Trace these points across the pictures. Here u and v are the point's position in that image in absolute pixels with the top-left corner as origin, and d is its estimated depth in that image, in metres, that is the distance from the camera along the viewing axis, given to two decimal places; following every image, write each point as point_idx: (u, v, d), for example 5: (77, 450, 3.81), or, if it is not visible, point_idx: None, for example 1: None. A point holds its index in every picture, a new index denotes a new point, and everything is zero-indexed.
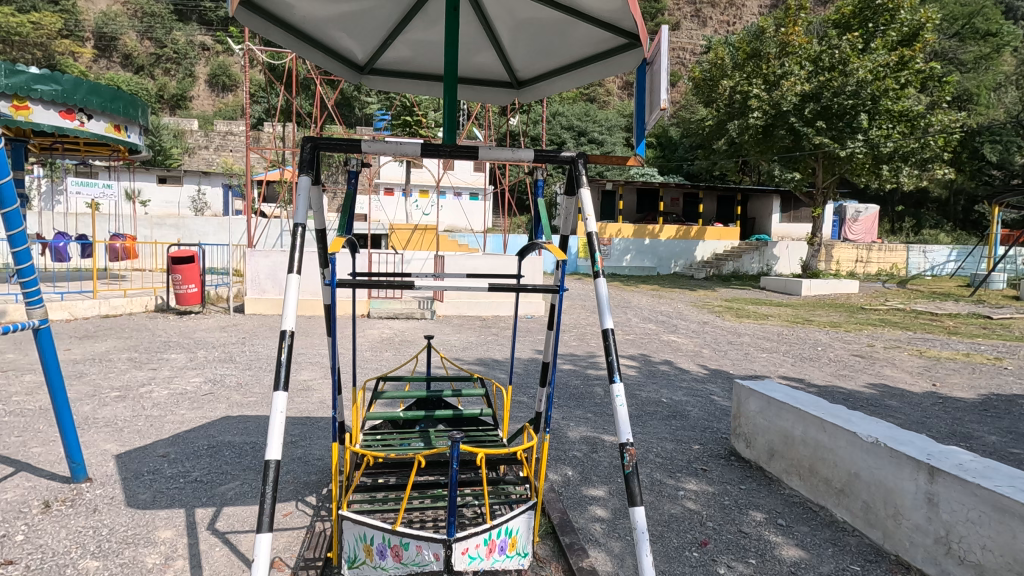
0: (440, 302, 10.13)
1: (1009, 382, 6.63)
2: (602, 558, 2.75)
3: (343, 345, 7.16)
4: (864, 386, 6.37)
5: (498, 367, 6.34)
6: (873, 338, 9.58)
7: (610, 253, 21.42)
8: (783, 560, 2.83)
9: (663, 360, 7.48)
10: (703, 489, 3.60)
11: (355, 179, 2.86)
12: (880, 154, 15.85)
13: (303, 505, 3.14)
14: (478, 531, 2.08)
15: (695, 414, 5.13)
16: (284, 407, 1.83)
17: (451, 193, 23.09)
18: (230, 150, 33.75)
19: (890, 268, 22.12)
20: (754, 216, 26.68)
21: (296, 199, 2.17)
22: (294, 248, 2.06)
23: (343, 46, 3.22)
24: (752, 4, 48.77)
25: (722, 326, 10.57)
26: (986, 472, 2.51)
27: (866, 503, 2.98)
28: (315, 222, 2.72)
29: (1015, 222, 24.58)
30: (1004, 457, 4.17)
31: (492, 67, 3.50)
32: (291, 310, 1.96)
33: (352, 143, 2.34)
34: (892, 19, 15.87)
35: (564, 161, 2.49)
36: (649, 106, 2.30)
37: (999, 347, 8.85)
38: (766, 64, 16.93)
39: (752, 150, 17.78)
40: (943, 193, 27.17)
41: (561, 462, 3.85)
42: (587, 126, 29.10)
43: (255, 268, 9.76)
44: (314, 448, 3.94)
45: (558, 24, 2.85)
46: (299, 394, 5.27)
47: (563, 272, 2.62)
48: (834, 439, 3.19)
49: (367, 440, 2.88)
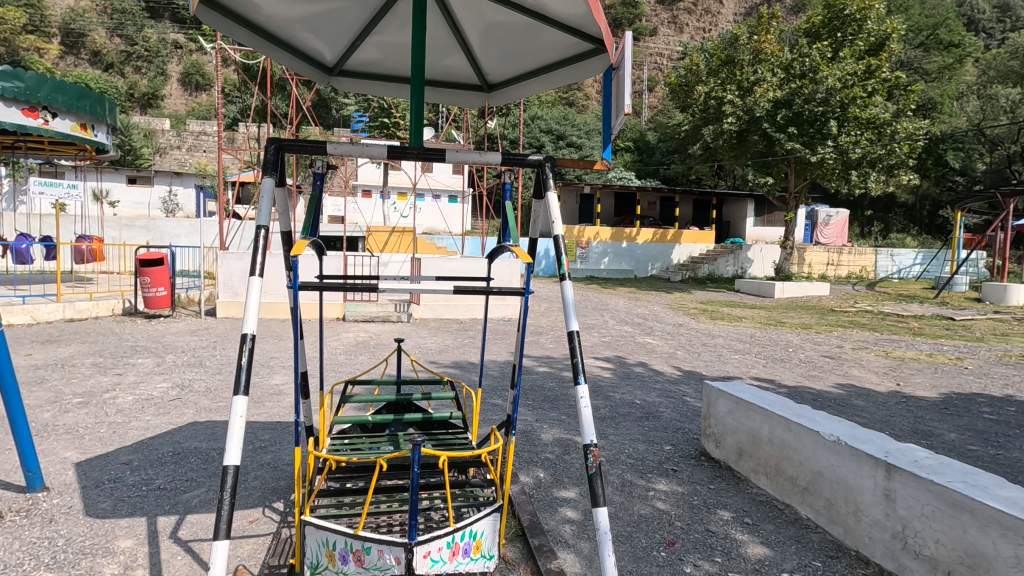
0: (417, 305, 10.14)
1: (969, 381, 6.88)
2: (571, 559, 2.76)
3: (316, 350, 7.10)
4: (832, 386, 6.54)
5: (472, 370, 6.34)
6: (842, 338, 9.88)
7: (588, 256, 21.61)
8: (748, 558, 2.87)
9: (638, 361, 7.57)
10: (673, 489, 3.64)
11: (322, 180, 2.80)
12: (849, 160, 16.18)
13: (270, 511, 3.10)
14: (441, 534, 2.07)
15: (668, 415, 5.20)
16: (244, 411, 1.80)
17: (429, 196, 23.11)
18: (204, 150, 33.19)
19: (859, 271, 22.75)
20: (728, 220, 27.17)
21: (260, 199, 2.13)
22: (257, 250, 2.03)
23: (310, 46, 3.18)
24: (727, 11, 49.56)
25: (697, 327, 10.82)
26: (939, 468, 2.60)
27: (829, 500, 3.05)
28: (280, 224, 2.68)
29: (977, 227, 25.44)
30: (963, 454, 4.30)
31: (461, 70, 3.50)
32: (253, 314, 1.92)
33: (318, 144, 2.30)
34: (860, 29, 16.21)
35: (532, 163, 2.51)
36: (615, 110, 2.31)
37: (960, 347, 9.19)
38: (740, 71, 17.35)
39: (728, 155, 18.26)
40: (909, 198, 28.03)
41: (534, 463, 3.87)
42: (566, 130, 29.38)
43: (225, 270, 9.53)
44: (284, 453, 3.89)
45: (526, 29, 2.87)
46: (270, 399, 5.20)
47: (529, 275, 2.60)
48: (799, 438, 3.26)
49: (335, 444, 2.86)
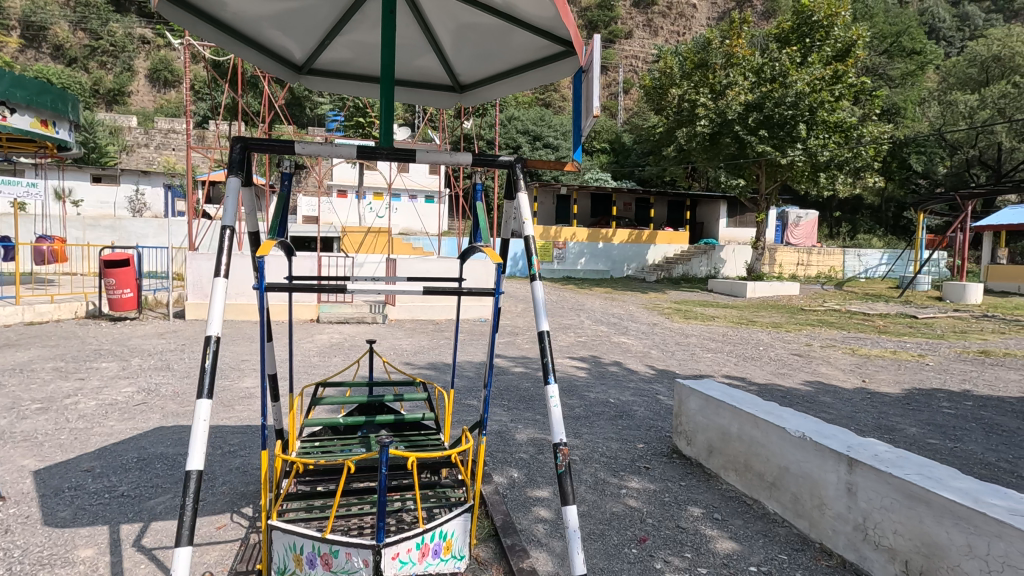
0: (393, 306, 10.06)
1: (930, 377, 7.12)
2: (543, 559, 2.77)
3: (288, 353, 6.98)
4: (801, 383, 6.70)
5: (448, 372, 6.32)
6: (811, 337, 10.11)
7: (564, 257, 21.71)
8: (717, 553, 2.93)
9: (614, 361, 7.63)
10: (646, 487, 3.69)
11: (290, 180, 2.75)
12: (817, 162, 16.57)
13: (238, 516, 3.04)
14: (410, 536, 2.06)
15: (641, 414, 5.26)
16: (207, 416, 1.77)
17: (405, 196, 22.97)
18: (172, 149, 32.36)
19: (828, 271, 23.36)
20: (702, 221, 27.60)
21: (225, 200, 2.09)
22: (222, 250, 1.99)
23: (279, 45, 3.14)
24: (701, 15, 50.30)
25: (671, 327, 10.96)
26: (898, 461, 2.69)
27: (795, 495, 3.12)
28: (246, 224, 2.62)
29: (939, 228, 26.31)
30: (923, 448, 4.45)
31: (433, 70, 3.49)
32: (217, 316, 1.88)
33: (286, 144, 2.26)
34: (827, 35, 16.59)
35: (502, 165, 2.51)
36: (585, 111, 2.32)
37: (922, 344, 9.50)
38: (712, 75, 17.66)
39: (700, 157, 18.55)
40: (875, 200, 28.89)
41: (508, 464, 3.88)
42: (542, 131, 29.52)
43: (195, 271, 9.31)
44: (254, 457, 3.82)
45: (497, 30, 2.88)
46: (240, 402, 5.11)
47: (501, 274, 2.61)
48: (767, 434, 3.33)
49: (305, 447, 2.83)
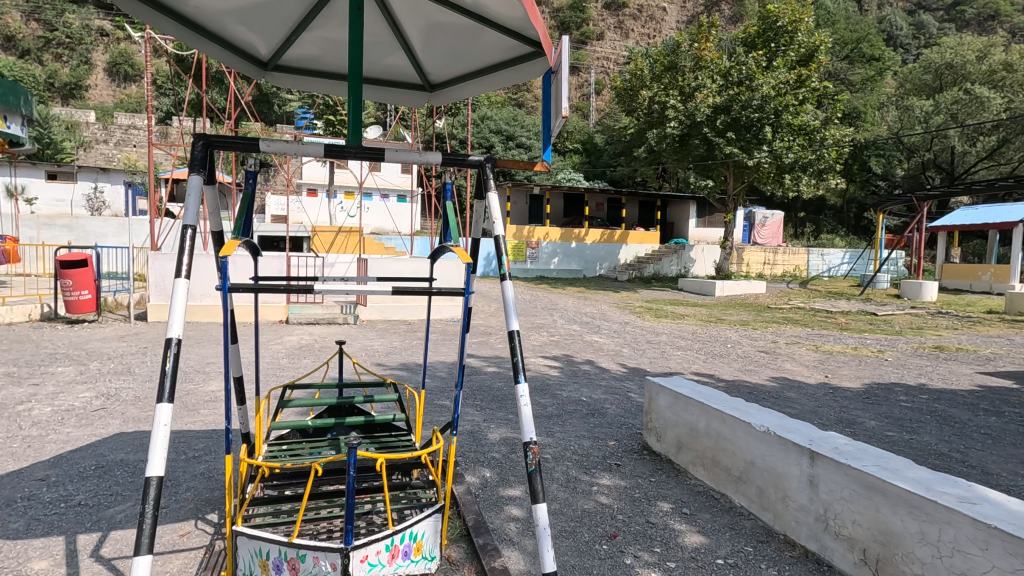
0: (364, 307, 9.95)
1: (888, 372, 7.40)
2: (515, 558, 2.77)
3: (256, 355, 6.83)
4: (767, 379, 6.87)
5: (420, 372, 6.28)
6: (777, 334, 10.38)
7: (538, 257, 21.82)
8: (685, 547, 2.98)
9: (586, 360, 7.69)
10: (616, 484, 3.73)
11: (255, 179, 2.68)
12: (782, 164, 17.01)
13: (203, 523, 2.96)
14: (379, 538, 2.05)
15: (612, 412, 5.32)
16: (169, 420, 1.72)
17: (377, 196, 22.77)
18: (134, 145, 31.28)
19: (793, 270, 24.01)
20: (672, 221, 28.05)
21: (187, 200, 2.03)
22: (183, 251, 1.93)
23: (243, 40, 3.07)
24: (671, 18, 51.08)
25: (642, 325, 11.10)
26: (856, 454, 2.78)
27: (760, 488, 3.20)
28: (209, 223, 2.55)
29: (898, 228, 27.29)
30: (881, 440, 4.62)
31: (403, 69, 3.46)
32: (178, 318, 1.83)
33: (251, 142, 2.21)
34: (791, 40, 17.05)
35: (472, 164, 2.50)
36: (554, 112, 2.34)
37: (881, 340, 9.85)
38: (682, 77, 17.96)
39: (670, 158, 18.85)
40: (837, 201, 29.82)
41: (480, 463, 3.88)
42: (514, 130, 29.54)
43: (157, 271, 9.02)
44: (220, 462, 3.73)
45: (467, 29, 2.87)
46: (206, 406, 4.98)
47: (471, 274, 2.61)
48: (733, 430, 3.40)
49: (272, 451, 2.77)
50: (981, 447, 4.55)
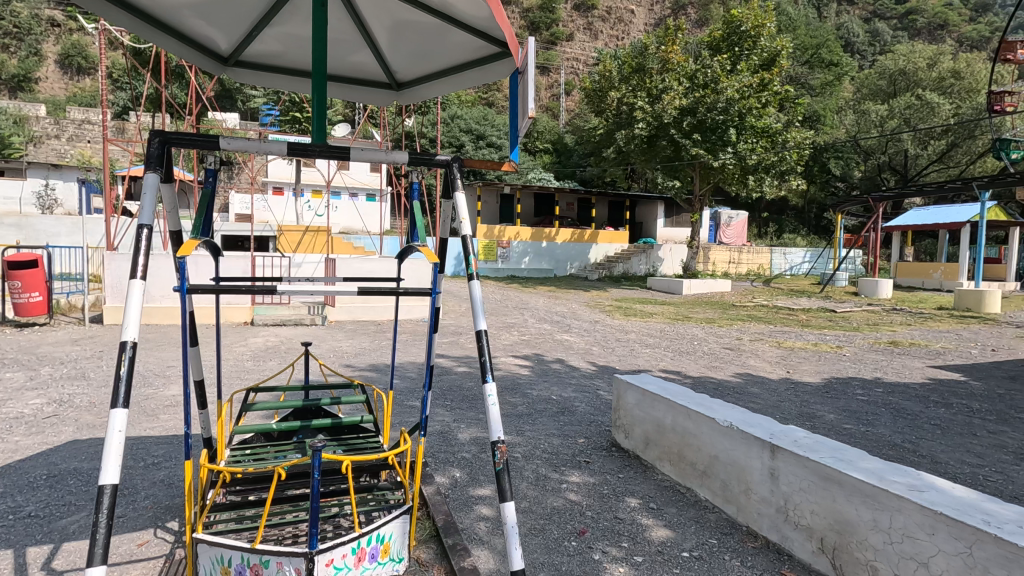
0: (332, 307, 9.79)
1: (846, 367, 7.68)
2: (485, 557, 2.78)
3: (219, 358, 6.65)
4: (732, 375, 7.05)
5: (389, 373, 6.22)
6: (742, 331, 10.64)
7: (508, 256, 21.85)
8: (652, 541, 3.04)
9: (556, 359, 7.75)
10: (585, 481, 3.77)
11: (215, 177, 2.61)
12: (747, 166, 17.45)
13: (162, 532, 2.88)
14: (345, 541, 2.03)
15: (582, 409, 5.37)
16: (124, 426, 1.67)
17: (346, 194, 22.49)
18: (88, 141, 29.96)
19: (757, 269, 24.65)
20: (641, 221, 28.46)
21: (142, 198, 1.97)
22: (139, 252, 1.87)
23: (202, 34, 2.98)
24: (639, 21, 51.81)
25: (611, 324, 11.23)
26: (814, 446, 2.88)
27: (724, 481, 3.28)
28: (166, 222, 2.48)
29: (855, 228, 28.32)
30: (839, 433, 4.80)
31: (369, 67, 3.42)
32: (133, 320, 1.77)
33: (210, 140, 2.16)
34: (754, 45, 17.50)
35: (440, 163, 2.49)
36: (521, 113, 2.35)
37: (839, 336, 10.22)
38: (649, 79, 18.23)
39: (639, 158, 19.13)
40: (799, 202, 30.75)
41: (450, 463, 3.87)
42: (485, 130, 29.48)
43: (113, 272, 8.68)
44: (180, 468, 3.62)
45: (434, 29, 2.86)
46: (166, 411, 4.83)
47: (439, 274, 2.61)
48: (698, 425, 3.48)
49: (235, 456, 2.71)
50: (931, 437, 4.78)
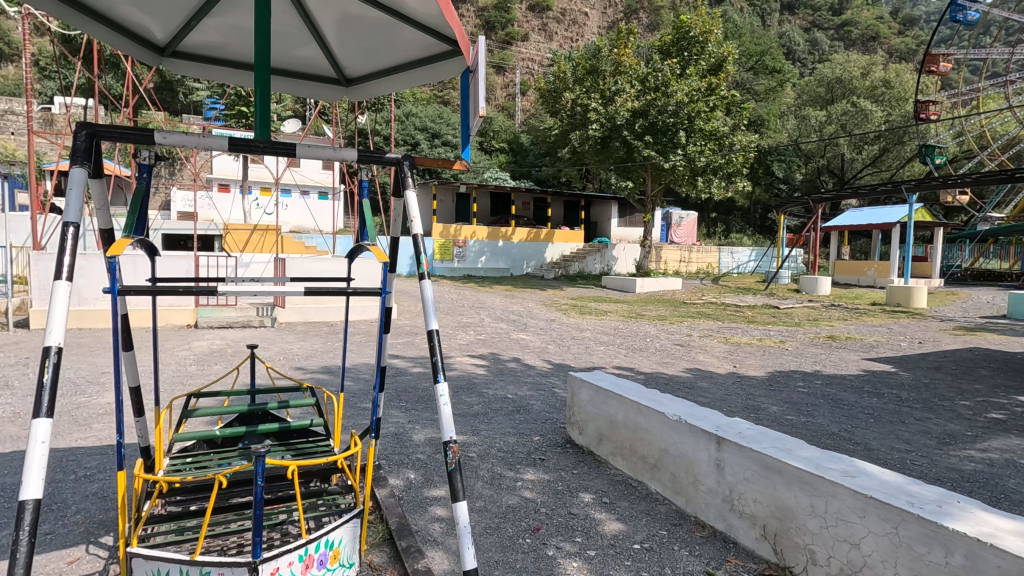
0: (282, 308, 9.50)
1: (788, 360, 8.05)
2: (439, 557, 2.76)
3: (160, 363, 6.34)
4: (682, 371, 7.27)
5: (343, 375, 6.09)
6: (692, 328, 10.98)
7: (464, 255, 21.78)
8: (605, 535, 3.10)
9: (512, 357, 7.76)
10: (540, 478, 3.81)
11: (149, 172, 2.47)
12: (696, 167, 17.96)
13: (95, 548, 2.72)
14: (292, 548, 1.96)
15: (538, 408, 5.42)
16: (47, 437, 1.57)
17: (296, 192, 21.93)
18: (12, 133, 27.95)
19: (706, 267, 25.47)
20: (596, 221, 28.88)
21: (68, 194, 1.85)
22: (63, 251, 1.75)
23: (135, 22, 2.83)
24: (592, 24, 52.55)
25: (567, 322, 11.36)
26: (757, 437, 3.00)
27: (673, 474, 3.38)
28: (96, 220, 2.33)
29: (797, 228, 29.67)
30: (781, 424, 5.03)
31: (317, 62, 3.34)
32: (59, 324, 1.67)
33: (143, 133, 2.05)
34: (702, 50, 18.03)
35: (389, 161, 2.45)
36: (472, 111, 2.35)
37: (782, 332, 10.69)
38: (603, 81, 18.54)
39: (593, 159, 19.41)
40: (745, 203, 31.98)
41: (404, 465, 3.82)
42: (440, 128, 29.26)
43: (40, 273, 8.14)
44: (116, 479, 3.43)
45: (384, 25, 2.82)
46: (100, 420, 4.57)
47: (389, 274, 2.58)
48: (648, 419, 3.57)
49: (175, 464, 2.59)
50: (865, 425, 5.07)
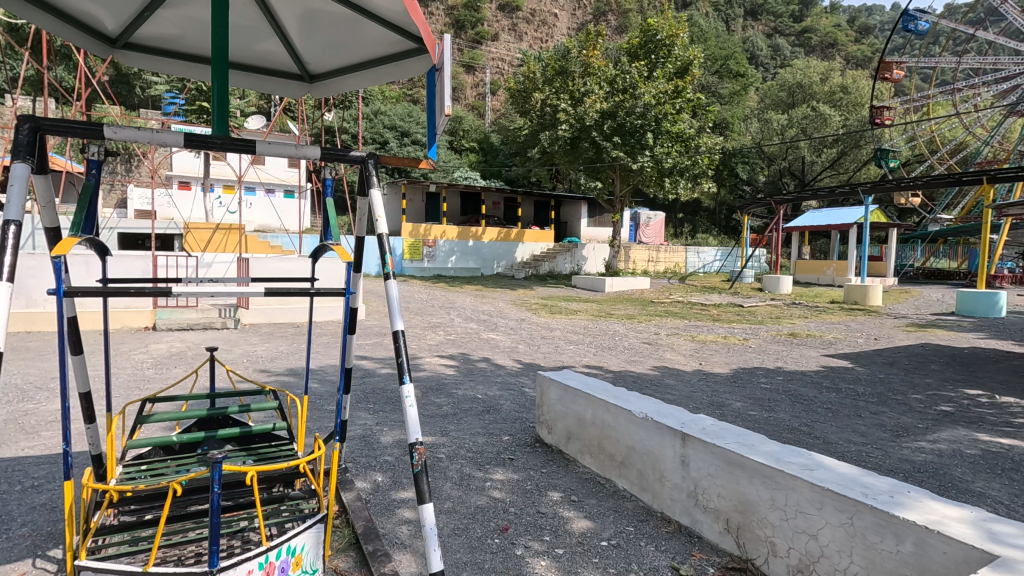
0: (246, 310, 9.27)
1: (751, 357, 8.26)
2: (407, 560, 2.74)
3: (114, 367, 6.10)
4: (650, 369, 7.38)
5: (309, 378, 5.98)
6: (660, 327, 11.15)
7: (434, 255, 21.60)
8: (573, 532, 3.12)
9: (482, 357, 7.74)
10: (509, 478, 3.81)
11: (98, 168, 2.37)
12: (663, 168, 18.22)
13: (42, 561, 2.59)
14: (252, 555, 1.91)
15: (507, 407, 5.42)
16: None
17: (260, 191, 21.43)
18: None
19: (673, 267, 25.90)
20: (566, 221, 29.02)
21: (10, 191, 1.75)
22: (3, 250, 1.66)
23: (84, 11, 2.71)
24: (562, 25, 52.85)
25: (537, 322, 11.40)
26: (720, 433, 3.06)
27: (640, 470, 3.42)
28: (42, 218, 2.22)
29: (760, 228, 30.46)
30: (744, 419, 5.15)
31: (279, 56, 3.26)
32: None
33: (92, 127, 1.97)
34: (669, 53, 18.32)
35: (353, 159, 2.41)
36: (437, 110, 2.32)
37: (746, 329, 10.96)
38: (572, 82, 18.67)
39: (562, 159, 19.52)
40: (711, 204, 32.67)
41: (372, 468, 3.76)
42: (409, 127, 28.98)
43: None
44: (67, 488, 3.29)
45: (347, 21, 2.77)
46: (50, 428, 4.37)
47: (353, 274, 2.53)
48: (615, 417, 3.60)
49: (129, 473, 2.49)
50: (824, 419, 5.24)
